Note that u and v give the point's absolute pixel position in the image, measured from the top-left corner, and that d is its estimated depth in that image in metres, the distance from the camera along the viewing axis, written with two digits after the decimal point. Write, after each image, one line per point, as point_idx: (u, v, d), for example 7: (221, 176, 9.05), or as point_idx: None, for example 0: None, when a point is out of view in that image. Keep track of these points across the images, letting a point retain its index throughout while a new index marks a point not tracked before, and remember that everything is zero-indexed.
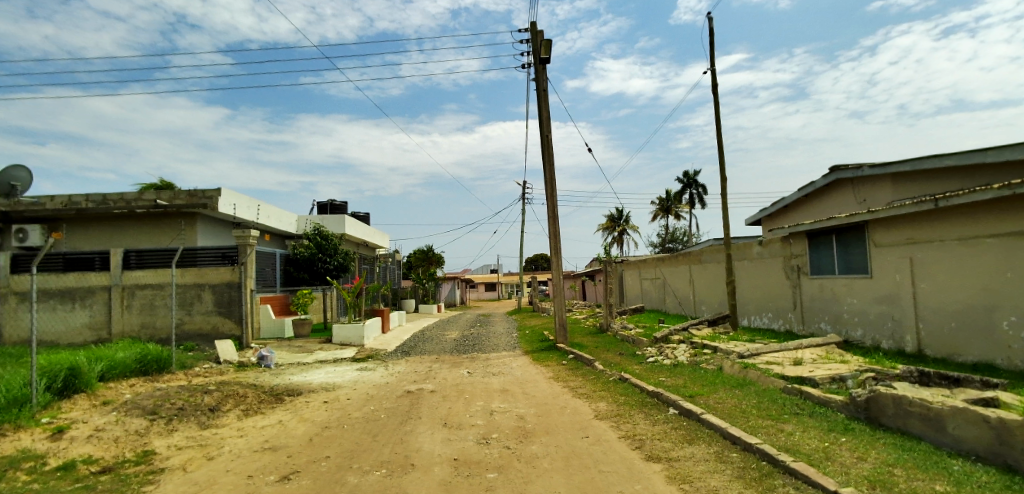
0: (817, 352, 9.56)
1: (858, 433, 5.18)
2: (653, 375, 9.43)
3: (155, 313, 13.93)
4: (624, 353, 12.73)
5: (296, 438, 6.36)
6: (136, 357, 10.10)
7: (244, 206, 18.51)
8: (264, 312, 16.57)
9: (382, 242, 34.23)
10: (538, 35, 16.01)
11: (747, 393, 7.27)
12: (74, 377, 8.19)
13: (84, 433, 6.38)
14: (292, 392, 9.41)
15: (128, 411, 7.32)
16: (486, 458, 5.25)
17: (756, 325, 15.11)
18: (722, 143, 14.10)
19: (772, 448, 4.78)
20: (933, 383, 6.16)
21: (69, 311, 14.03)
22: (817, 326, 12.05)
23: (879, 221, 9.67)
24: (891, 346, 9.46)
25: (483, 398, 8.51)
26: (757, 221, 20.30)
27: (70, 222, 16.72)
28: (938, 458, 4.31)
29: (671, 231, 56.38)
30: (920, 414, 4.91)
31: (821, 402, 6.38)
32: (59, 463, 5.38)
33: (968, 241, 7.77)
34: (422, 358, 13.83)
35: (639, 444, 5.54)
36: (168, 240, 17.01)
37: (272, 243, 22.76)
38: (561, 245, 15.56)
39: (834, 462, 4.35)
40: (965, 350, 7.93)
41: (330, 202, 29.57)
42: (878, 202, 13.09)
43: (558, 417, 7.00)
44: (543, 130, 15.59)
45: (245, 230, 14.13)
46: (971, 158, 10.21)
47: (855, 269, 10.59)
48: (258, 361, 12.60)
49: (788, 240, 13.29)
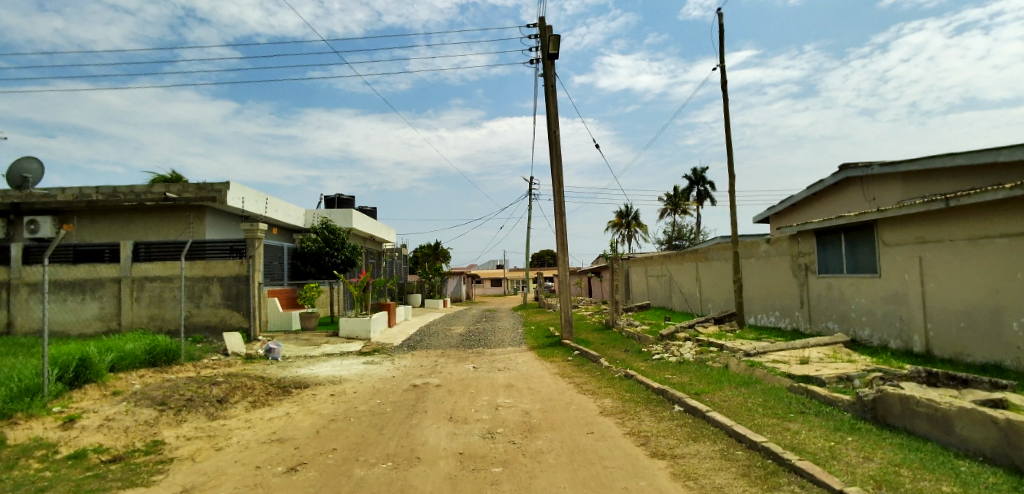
0: (824, 351, 9.52)
1: (864, 432, 5.16)
2: (658, 372, 9.42)
3: (164, 305, 14.07)
4: (629, 350, 12.73)
5: (303, 430, 6.42)
6: (145, 349, 10.20)
7: (252, 199, 18.60)
8: (271, 305, 16.69)
9: (389, 236, 34.32)
10: (547, 30, 15.94)
11: (753, 391, 7.26)
12: (85, 367, 8.28)
13: (95, 422, 6.47)
14: (299, 384, 9.49)
15: (138, 401, 7.41)
16: (491, 452, 5.28)
17: (763, 323, 15.06)
18: (730, 140, 14.01)
19: (778, 446, 4.77)
20: (941, 383, 6.13)
21: (80, 302, 14.19)
22: (824, 325, 12.00)
23: (888, 219, 9.60)
24: (899, 346, 9.42)
25: (488, 392, 8.54)
26: (764, 219, 20.18)
27: (80, 214, 16.86)
28: (945, 458, 4.30)
29: (678, 228, 56.19)
30: (927, 414, 4.89)
31: (827, 401, 6.36)
32: (71, 452, 5.46)
33: (977, 241, 7.72)
34: (428, 353, 13.88)
35: (644, 440, 5.55)
36: (177, 232, 17.14)
37: (279, 237, 22.88)
38: (567, 242, 15.53)
39: (840, 461, 4.34)
40: (973, 350, 7.87)
41: (338, 196, 29.66)
42: (888, 201, 12.98)
43: (563, 413, 7.02)
44: (550, 126, 15.57)
45: (253, 223, 14.25)
46: (983, 157, 10.10)
47: (863, 268, 10.53)
48: (265, 353, 12.70)
49: (796, 238, 13.22)
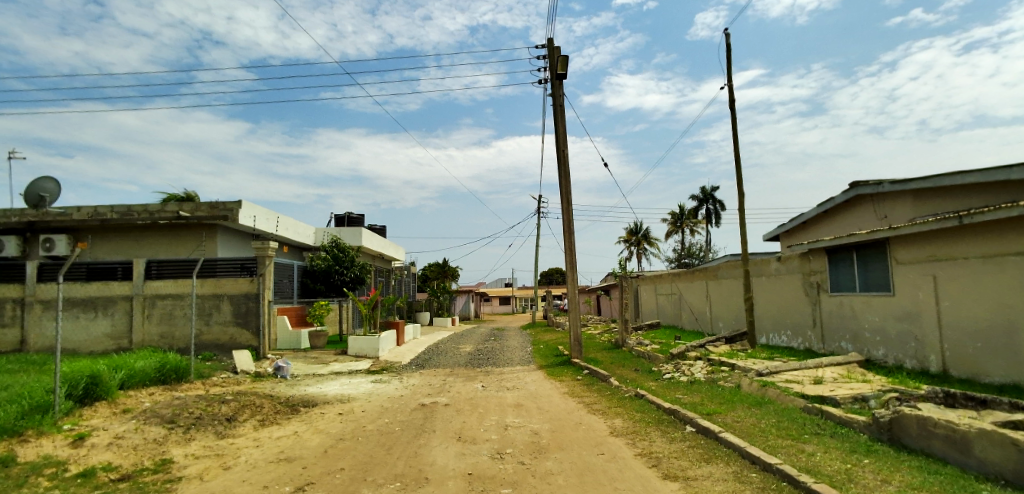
0: (838, 371, 9.35)
1: (881, 454, 5.06)
2: (669, 391, 9.33)
3: (174, 323, 14.17)
4: (639, 369, 12.59)
5: (311, 449, 6.40)
6: (155, 367, 10.25)
7: (264, 217, 18.86)
8: (281, 323, 16.78)
9: (397, 254, 34.64)
10: (554, 51, 16.16)
11: (766, 411, 7.16)
12: (95, 385, 8.32)
13: (105, 440, 6.48)
14: (307, 402, 9.49)
15: (147, 420, 7.42)
16: (501, 473, 5.22)
17: (774, 342, 14.86)
18: (739, 158, 14.02)
19: (792, 468, 4.68)
20: (959, 404, 6.02)
21: (92, 320, 14.33)
22: (837, 344, 11.81)
23: (900, 237, 9.52)
24: (914, 365, 9.25)
25: (497, 412, 8.49)
26: (774, 237, 20.08)
27: (94, 232, 17.16)
28: (966, 482, 4.18)
29: (688, 247, 56.09)
30: (946, 435, 4.78)
31: (842, 422, 6.24)
32: (80, 470, 5.47)
33: (992, 258, 7.61)
34: (437, 371, 13.82)
35: (655, 461, 5.47)
36: (189, 250, 17.38)
37: (290, 255, 23.13)
38: (576, 259, 15.50)
39: (857, 484, 4.24)
40: (991, 371, 7.71)
41: (347, 215, 29.93)
42: (900, 218, 12.89)
43: (572, 434, 6.92)
44: (559, 145, 15.67)
45: (264, 241, 14.39)
46: (995, 175, 10.03)
47: (875, 286, 10.40)
48: (274, 371, 12.71)
49: (807, 256, 13.12)
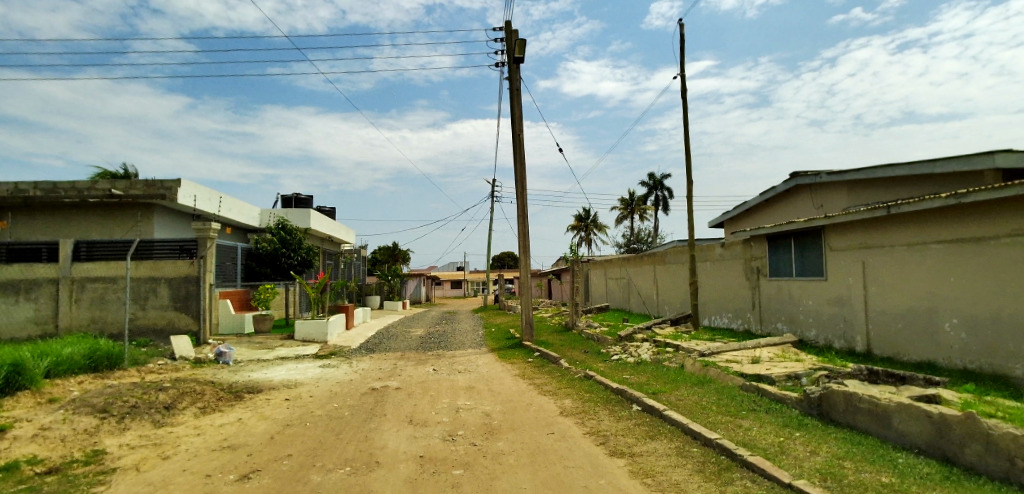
0: (774, 351, 9.91)
1: (810, 428, 5.42)
2: (617, 372, 9.61)
3: (107, 307, 13.36)
4: (589, 351, 12.89)
5: (257, 436, 6.23)
6: (84, 354, 9.66)
7: (205, 198, 17.97)
8: (223, 307, 16.09)
9: (347, 237, 33.91)
10: (512, 34, 16.03)
11: (707, 390, 7.50)
12: (17, 374, 7.76)
13: (29, 432, 6.08)
14: (252, 389, 9.19)
15: (77, 409, 7.00)
16: (453, 455, 5.26)
17: (717, 324, 15.55)
18: (689, 147, 14.44)
19: (730, 443, 4.94)
20: (881, 380, 6.50)
21: (12, 304, 13.29)
22: (774, 326, 12.50)
23: (834, 225, 10.09)
24: (842, 345, 9.91)
25: (448, 395, 8.51)
26: (719, 224, 20.86)
27: (15, 210, 15.85)
28: (884, 451, 4.55)
29: (637, 232, 57.53)
30: (868, 409, 5.16)
31: (776, 399, 6.63)
32: (1, 464, 5.11)
33: (915, 247, 8.20)
34: (387, 355, 13.67)
35: (603, 439, 5.64)
36: (123, 230, 16.36)
37: (233, 237, 22.17)
38: (529, 244, 15.62)
39: (789, 456, 4.53)
40: (909, 350, 8.36)
41: (296, 196, 28.93)
42: (834, 208, 13.67)
43: (523, 415, 7.04)
44: (515, 130, 15.64)
45: (206, 223, 13.74)
46: (919, 169, 10.78)
47: (810, 271, 11.03)
48: (216, 357, 12.24)
49: (749, 243, 13.72)
